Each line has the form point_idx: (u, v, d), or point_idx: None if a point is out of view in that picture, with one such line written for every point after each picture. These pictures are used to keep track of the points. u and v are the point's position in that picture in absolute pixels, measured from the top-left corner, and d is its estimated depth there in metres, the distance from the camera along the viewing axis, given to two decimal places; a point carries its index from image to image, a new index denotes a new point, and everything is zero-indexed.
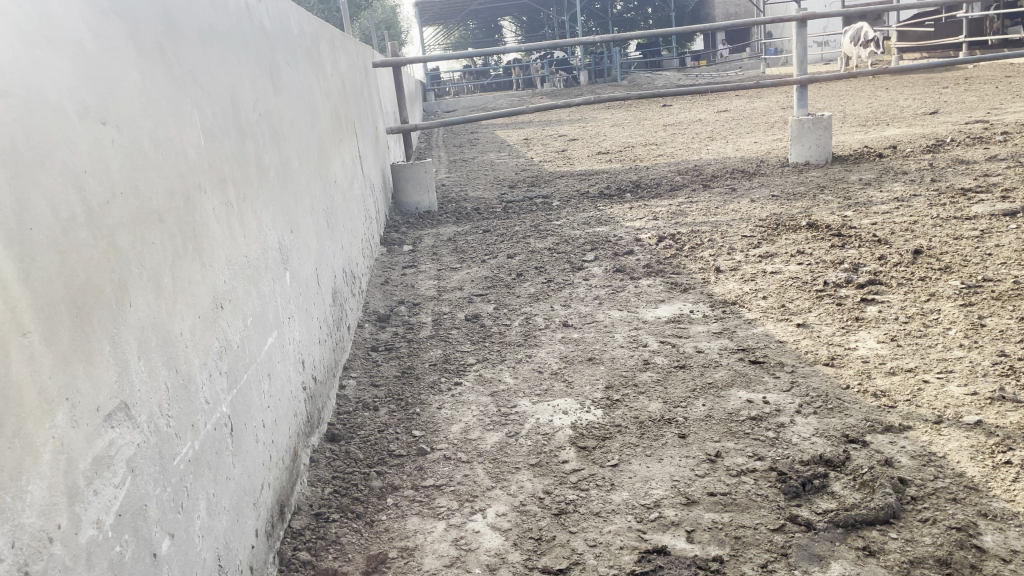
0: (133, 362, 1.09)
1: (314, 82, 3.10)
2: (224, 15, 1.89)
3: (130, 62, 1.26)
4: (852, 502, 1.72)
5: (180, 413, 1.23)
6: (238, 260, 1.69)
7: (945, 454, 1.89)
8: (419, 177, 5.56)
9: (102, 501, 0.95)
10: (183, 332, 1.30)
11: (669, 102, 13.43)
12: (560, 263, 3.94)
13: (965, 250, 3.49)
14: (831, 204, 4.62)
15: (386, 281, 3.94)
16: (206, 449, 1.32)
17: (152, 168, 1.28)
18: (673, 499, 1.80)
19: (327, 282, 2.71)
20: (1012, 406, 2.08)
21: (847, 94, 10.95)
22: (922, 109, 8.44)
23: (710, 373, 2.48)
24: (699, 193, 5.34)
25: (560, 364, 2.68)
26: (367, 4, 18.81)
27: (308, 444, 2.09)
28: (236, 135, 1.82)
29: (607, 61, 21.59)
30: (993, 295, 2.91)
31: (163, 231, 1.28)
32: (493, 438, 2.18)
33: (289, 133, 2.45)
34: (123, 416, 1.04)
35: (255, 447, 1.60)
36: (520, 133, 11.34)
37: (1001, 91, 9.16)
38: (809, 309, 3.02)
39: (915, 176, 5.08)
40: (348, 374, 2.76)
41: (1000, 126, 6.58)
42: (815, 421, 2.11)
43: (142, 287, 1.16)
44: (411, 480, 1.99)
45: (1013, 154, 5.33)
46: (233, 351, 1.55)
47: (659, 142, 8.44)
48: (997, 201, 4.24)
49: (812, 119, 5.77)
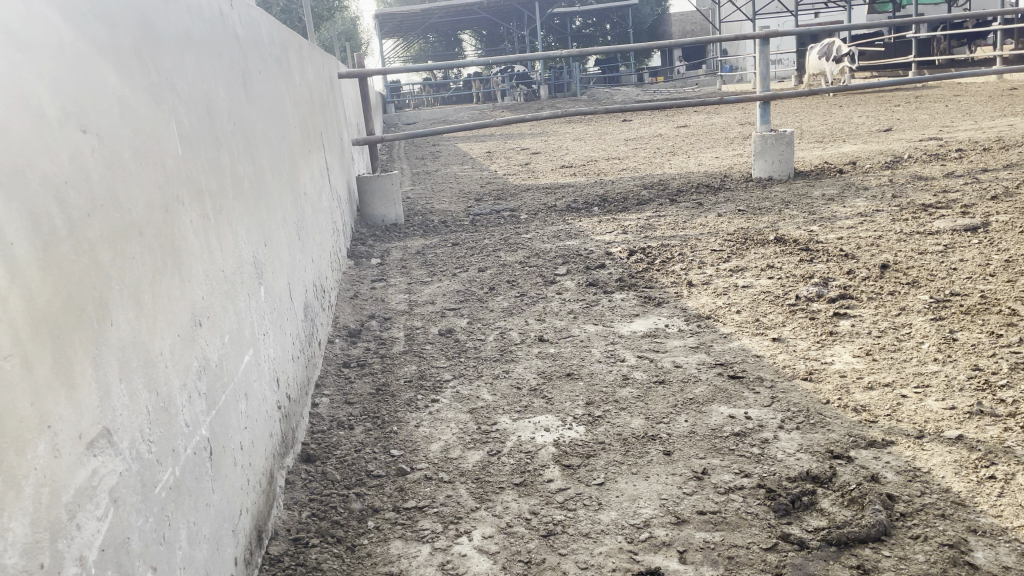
0: (116, 386, 1.03)
1: (284, 92, 3.03)
2: (200, 21, 1.83)
3: (110, 67, 1.20)
4: (843, 520, 1.72)
5: (162, 438, 1.17)
6: (216, 275, 1.62)
7: (929, 469, 1.89)
8: (385, 189, 5.50)
9: (86, 536, 0.88)
10: (164, 352, 1.24)
11: (630, 117, 13.54)
12: (531, 276, 3.91)
13: (930, 264, 3.54)
14: (796, 219, 4.67)
15: (355, 294, 3.87)
16: (186, 474, 1.25)
17: (133, 179, 1.22)
18: (663, 519, 1.77)
19: (299, 297, 2.64)
20: (990, 420, 2.09)
21: (802, 112, 11.16)
22: (876, 126, 8.63)
23: (690, 389, 2.47)
24: (666, 207, 5.36)
25: (538, 379, 2.64)
26: (330, 17, 18.64)
27: (283, 466, 2.02)
28: (212, 145, 1.76)
29: (567, 76, 21.76)
30: (962, 309, 2.95)
31: (144, 245, 1.22)
32: (474, 457, 2.13)
33: (262, 144, 2.38)
34: (106, 442, 0.97)
35: (233, 470, 1.53)
36: (483, 146, 11.33)
37: (951, 109, 9.41)
38: (783, 323, 3.03)
39: (877, 192, 5.17)
40: (320, 391, 2.68)
41: (954, 143, 6.74)
42: (798, 437, 2.10)
43: (124, 305, 1.10)
44: (392, 501, 1.93)
45: (968, 171, 5.47)
46: (212, 370, 1.48)
47: (622, 157, 8.49)
48: (957, 216, 4.33)
49: (775, 134, 5.84)
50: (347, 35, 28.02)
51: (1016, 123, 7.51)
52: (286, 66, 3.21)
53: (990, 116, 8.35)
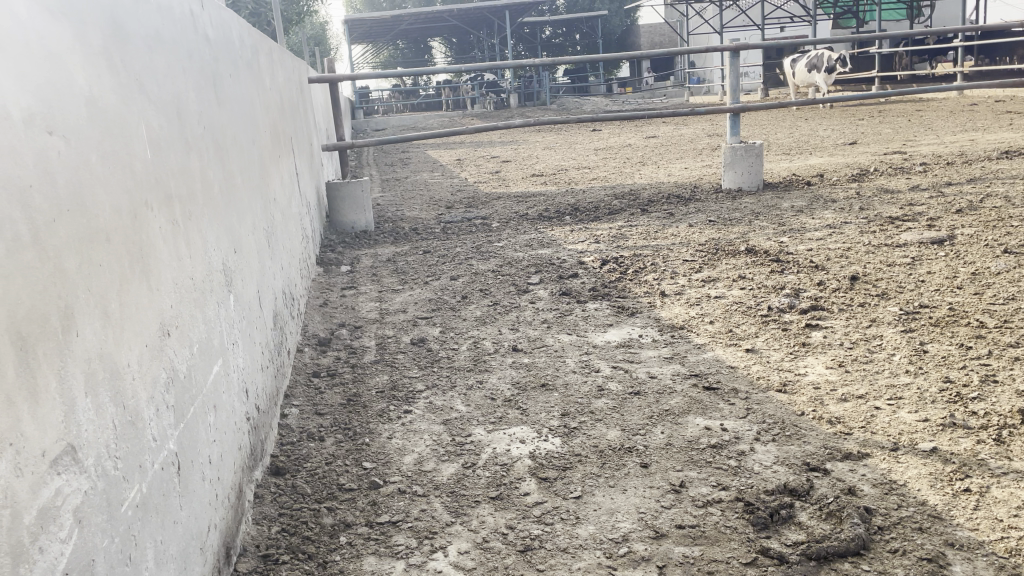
0: (80, 400, 0.98)
1: (254, 95, 2.97)
2: (170, 23, 1.78)
3: (78, 66, 1.15)
4: (822, 534, 1.71)
5: (128, 453, 1.11)
6: (185, 283, 1.57)
7: (905, 482, 1.89)
8: (355, 196, 5.44)
9: (48, 560, 0.84)
10: (131, 363, 1.18)
11: (599, 127, 13.60)
12: (504, 285, 3.88)
13: (899, 276, 3.58)
14: (766, 230, 4.70)
15: (325, 302, 3.81)
16: (153, 491, 1.20)
17: (100, 183, 1.17)
18: (641, 533, 1.75)
19: (268, 305, 2.57)
20: (963, 433, 2.11)
21: (770, 125, 11.28)
22: (842, 139, 8.74)
23: (666, 400, 2.45)
24: (638, 217, 5.37)
25: (513, 390, 2.61)
26: (300, 20, 18.40)
27: (252, 479, 1.95)
28: (181, 148, 1.70)
29: (537, 84, 21.84)
30: (932, 320, 2.98)
31: (111, 252, 1.17)
32: (448, 470, 2.09)
33: (231, 149, 2.32)
34: (70, 460, 0.93)
35: (201, 485, 1.47)
36: (452, 154, 11.27)
37: (914, 124, 9.57)
38: (756, 334, 3.03)
39: (845, 204, 5.23)
40: (289, 402, 2.62)
41: (918, 157, 6.85)
42: (775, 449, 2.09)
43: (89, 315, 1.05)
44: (365, 516, 1.88)
45: (934, 184, 5.56)
46: (180, 383, 1.43)
47: (592, 166, 8.50)
48: (924, 229, 4.39)
49: (744, 146, 5.88)
50: (316, 41, 27.83)
51: (978, 139, 7.64)
52: (257, 69, 3.15)
53: (951, 131, 8.52)
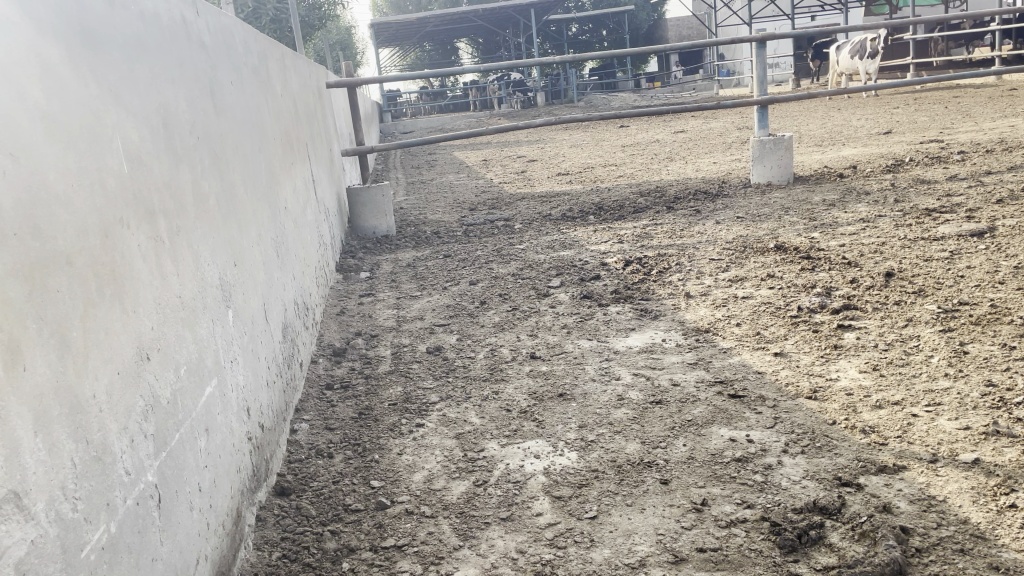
0: (28, 443, 0.91)
1: (261, 103, 2.90)
2: (155, 29, 1.70)
3: (34, 76, 1.08)
4: (855, 557, 1.59)
5: (93, 492, 1.04)
6: (171, 301, 1.49)
7: (944, 498, 1.76)
8: (376, 200, 5.38)
9: None
10: (97, 393, 1.11)
11: (628, 123, 13.42)
12: (525, 290, 3.78)
13: (937, 272, 3.41)
14: (797, 226, 4.54)
15: (341, 310, 3.75)
16: (125, 530, 1.12)
17: (59, 202, 1.09)
18: (659, 557, 1.65)
19: (276, 317, 2.51)
20: (1008, 442, 1.96)
21: (800, 116, 11.04)
22: (876, 129, 8.50)
23: (688, 410, 2.33)
24: (663, 215, 5.23)
25: (529, 401, 2.51)
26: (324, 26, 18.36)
27: (253, 503, 1.88)
28: (168, 160, 1.63)
29: (563, 83, 21.66)
30: (972, 319, 2.82)
31: (73, 276, 1.10)
32: (459, 488, 2.00)
33: (232, 158, 2.25)
34: (12, 508, 0.86)
35: (188, 516, 1.40)
36: (478, 154, 11.18)
37: (952, 111, 9.28)
38: (785, 337, 2.90)
39: (879, 196, 5.05)
40: (300, 416, 2.55)
41: (955, 145, 6.62)
42: (804, 462, 1.97)
43: (43, 346, 0.98)
44: (370, 539, 1.81)
45: (973, 173, 5.34)
46: (162, 410, 1.35)
47: (618, 163, 8.36)
48: (962, 220, 4.20)
49: (772, 140, 5.71)
50: (340, 45, 27.99)
51: (1018, 124, 7.37)
52: (265, 76, 3.08)
53: (991, 117, 8.24)
